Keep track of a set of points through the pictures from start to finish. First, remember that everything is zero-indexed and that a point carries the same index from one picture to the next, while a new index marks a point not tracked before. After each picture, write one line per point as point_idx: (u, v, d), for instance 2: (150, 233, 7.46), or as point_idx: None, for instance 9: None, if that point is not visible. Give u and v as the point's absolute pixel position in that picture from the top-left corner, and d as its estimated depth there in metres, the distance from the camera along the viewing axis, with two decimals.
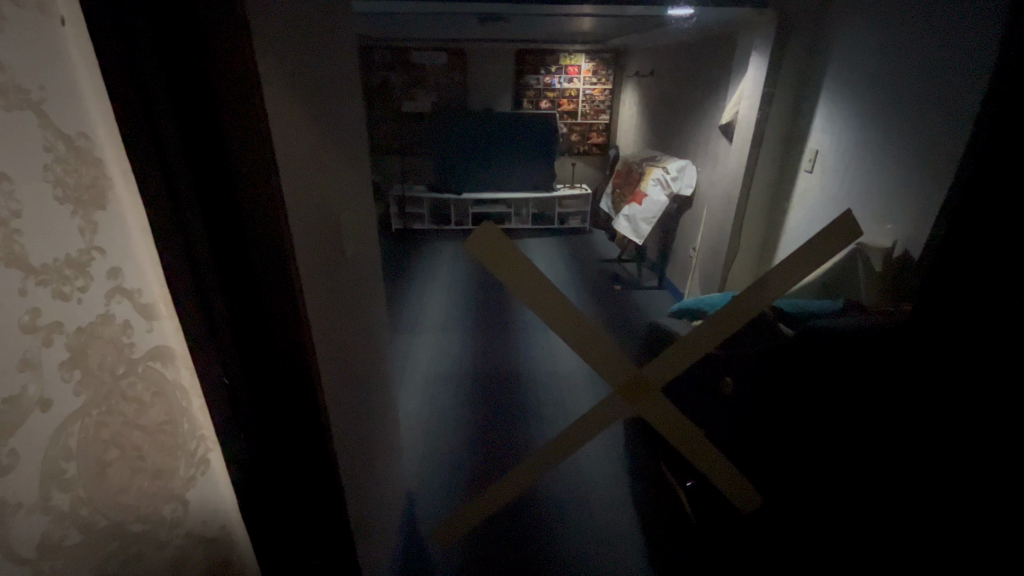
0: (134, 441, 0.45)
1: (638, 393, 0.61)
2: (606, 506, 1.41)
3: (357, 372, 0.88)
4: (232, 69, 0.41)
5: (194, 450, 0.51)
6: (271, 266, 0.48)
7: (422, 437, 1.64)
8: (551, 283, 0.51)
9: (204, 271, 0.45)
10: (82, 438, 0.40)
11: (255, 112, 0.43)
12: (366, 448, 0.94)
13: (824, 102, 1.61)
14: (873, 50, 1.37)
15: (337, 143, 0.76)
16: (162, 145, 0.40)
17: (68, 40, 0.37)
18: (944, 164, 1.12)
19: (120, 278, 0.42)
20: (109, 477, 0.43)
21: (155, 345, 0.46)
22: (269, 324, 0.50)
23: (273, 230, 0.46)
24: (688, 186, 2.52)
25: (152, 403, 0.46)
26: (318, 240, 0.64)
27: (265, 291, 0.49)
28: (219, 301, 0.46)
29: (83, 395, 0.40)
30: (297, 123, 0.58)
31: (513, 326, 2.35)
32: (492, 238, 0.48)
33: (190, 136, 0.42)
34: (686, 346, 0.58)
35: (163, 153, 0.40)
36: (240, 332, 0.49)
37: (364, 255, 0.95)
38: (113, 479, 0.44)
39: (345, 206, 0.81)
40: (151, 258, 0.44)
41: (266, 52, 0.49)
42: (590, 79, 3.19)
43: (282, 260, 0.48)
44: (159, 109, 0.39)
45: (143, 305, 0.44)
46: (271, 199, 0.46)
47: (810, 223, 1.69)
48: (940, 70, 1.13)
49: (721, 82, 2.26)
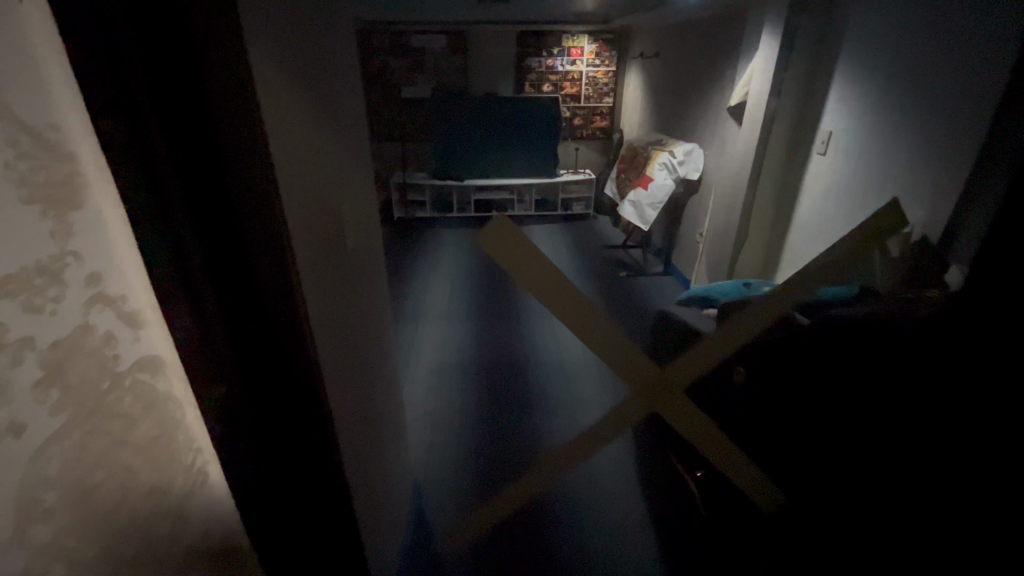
0: (123, 461, 0.40)
1: (659, 396, 0.58)
2: (619, 499, 1.38)
3: (361, 370, 0.85)
4: (226, 76, 0.40)
5: (191, 463, 0.48)
6: (269, 266, 0.48)
7: (428, 431, 1.62)
8: (572, 287, 0.47)
9: (195, 276, 0.44)
10: (63, 462, 0.35)
11: (251, 118, 0.42)
12: (372, 447, 0.91)
13: (842, 83, 1.55)
14: (894, 24, 1.31)
15: (334, 132, 0.72)
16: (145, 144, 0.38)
17: (29, 13, 0.31)
18: (959, 143, 1.08)
19: (101, 284, 0.38)
20: (98, 500, 0.38)
21: (142, 356, 0.42)
22: (267, 323, 0.50)
23: (268, 230, 0.46)
24: (695, 169, 2.45)
25: (142, 417, 0.42)
26: (317, 236, 0.61)
27: (261, 289, 0.49)
28: (213, 296, 0.46)
29: (63, 415, 0.35)
30: (291, 109, 0.53)
31: (519, 315, 2.32)
32: (504, 234, 0.45)
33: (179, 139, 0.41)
34: (711, 345, 0.54)
35: (144, 145, 0.38)
36: (235, 330, 0.49)
37: (366, 245, 0.93)
38: (103, 501, 0.39)
39: (344, 197, 0.77)
40: (136, 263, 0.40)
41: (256, 30, 0.44)
42: (592, 61, 3.33)
43: (280, 260, 0.48)
44: (140, 104, 0.37)
45: (127, 313, 0.40)
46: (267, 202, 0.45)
47: (823, 207, 1.64)
48: (969, 44, 1.07)
49: (725, 63, 2.22)
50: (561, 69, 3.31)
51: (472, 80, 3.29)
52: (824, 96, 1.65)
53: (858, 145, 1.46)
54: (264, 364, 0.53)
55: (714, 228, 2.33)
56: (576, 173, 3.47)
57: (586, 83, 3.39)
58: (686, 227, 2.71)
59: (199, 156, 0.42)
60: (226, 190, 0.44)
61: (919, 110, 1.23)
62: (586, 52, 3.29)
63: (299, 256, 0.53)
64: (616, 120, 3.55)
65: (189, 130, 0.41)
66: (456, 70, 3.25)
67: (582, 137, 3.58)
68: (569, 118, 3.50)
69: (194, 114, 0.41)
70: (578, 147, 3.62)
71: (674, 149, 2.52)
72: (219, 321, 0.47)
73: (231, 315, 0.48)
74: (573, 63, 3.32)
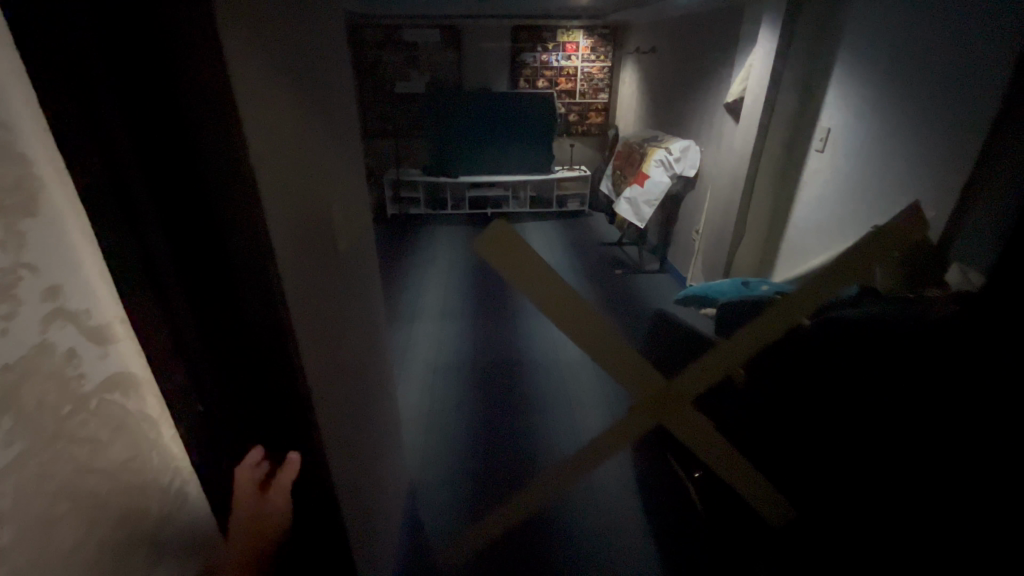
0: (89, 488, 0.38)
1: (667, 407, 0.56)
2: (615, 497, 1.37)
3: (353, 376, 0.82)
4: (202, 85, 0.36)
5: (168, 486, 0.45)
6: (254, 287, 0.44)
7: (423, 431, 1.60)
8: (576, 294, 0.45)
9: (169, 292, 0.41)
10: (18, 497, 0.32)
11: (231, 130, 0.38)
12: (365, 452, 0.88)
13: (840, 79, 1.53)
14: (893, 19, 1.29)
15: (323, 129, 0.68)
16: (111, 152, 0.35)
17: None
18: (958, 142, 1.06)
19: (61, 298, 0.35)
20: (60, 534, 0.36)
21: (112, 372, 0.39)
22: (253, 346, 0.47)
23: (251, 251, 0.42)
24: (693, 165, 2.42)
25: (111, 440, 0.39)
26: (306, 242, 0.58)
27: (247, 312, 0.45)
28: (188, 314, 0.43)
29: (19, 444, 0.32)
30: (278, 108, 0.51)
31: (515, 313, 2.30)
32: (504, 240, 0.42)
33: (152, 150, 0.37)
34: (720, 355, 0.53)
35: (109, 153, 0.35)
36: (215, 348, 0.46)
37: (359, 245, 0.90)
38: (64, 535, 0.36)
39: (336, 197, 0.74)
40: (101, 273, 0.37)
41: (239, 23, 0.41)
42: (587, 57, 3.30)
43: (266, 282, 0.44)
44: (103, 108, 0.34)
45: (93, 328, 0.37)
46: (249, 220, 0.41)
47: (821, 205, 1.62)
48: (971, 41, 1.04)
49: (721, 59, 2.19)
50: (556, 64, 3.27)
51: (466, 76, 3.25)
52: (822, 92, 1.63)
53: (857, 142, 1.44)
54: (248, 376, 0.49)
55: (710, 225, 2.31)
56: (572, 170, 3.45)
57: (581, 78, 3.36)
58: (682, 224, 2.69)
59: (168, 155, 0.38)
60: (207, 207, 0.40)
61: (918, 107, 1.21)
62: (581, 47, 3.26)
63: (288, 273, 0.49)
64: (612, 116, 3.53)
65: (156, 127, 0.37)
66: (450, 66, 3.21)
67: (578, 133, 3.57)
68: (565, 114, 3.47)
69: (164, 110, 0.37)
70: (573, 144, 3.61)
71: (670, 145, 2.49)
72: (196, 339, 0.44)
73: (210, 325, 0.45)
74: (568, 59, 3.29)
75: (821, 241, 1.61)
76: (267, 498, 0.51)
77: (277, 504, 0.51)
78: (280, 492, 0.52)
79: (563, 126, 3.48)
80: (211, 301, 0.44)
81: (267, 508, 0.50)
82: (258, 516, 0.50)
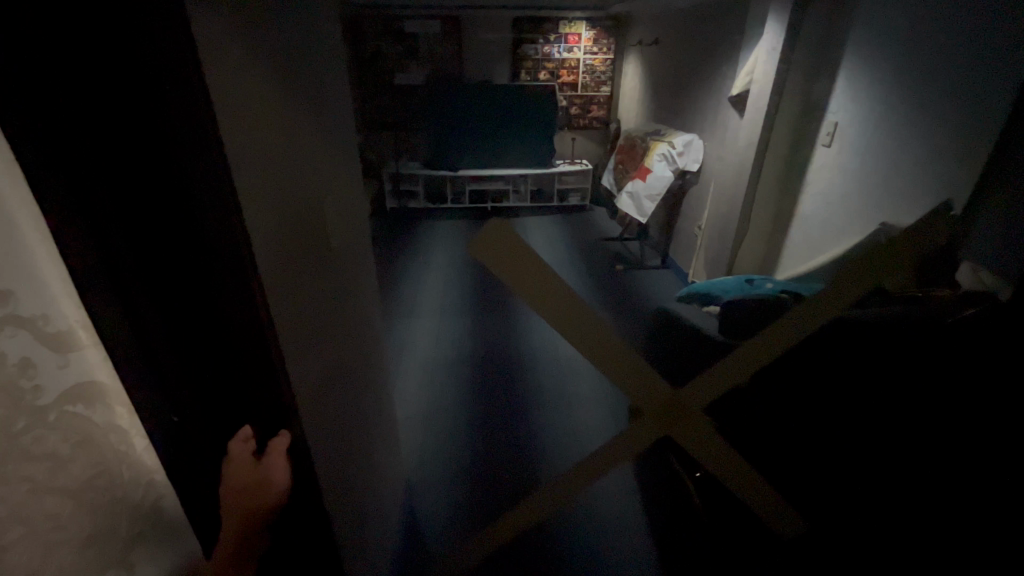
0: (47, 510, 0.37)
1: (674, 418, 0.53)
2: (619, 501, 1.33)
3: (346, 377, 0.79)
4: (175, 92, 0.33)
5: (139, 501, 0.44)
6: (240, 307, 0.40)
7: (420, 428, 1.59)
8: (582, 302, 0.43)
9: (139, 306, 0.38)
10: None
11: (210, 144, 0.35)
12: (358, 452, 0.85)
13: (850, 71, 1.47)
14: (903, 12, 1.25)
15: (313, 114, 0.64)
16: (68, 161, 0.32)
17: None
18: (973, 143, 1.03)
19: (12, 304, 0.33)
20: (9, 561, 0.35)
21: (76, 382, 0.38)
22: (243, 368, 0.44)
23: (234, 266, 0.39)
24: (695, 160, 2.36)
25: (74, 456, 0.38)
26: (292, 234, 0.54)
27: (232, 331, 0.41)
28: (157, 331, 0.40)
29: None
30: (266, 98, 0.48)
31: (514, 310, 2.28)
32: (503, 238, 0.39)
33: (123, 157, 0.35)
34: (731, 367, 0.50)
35: (64, 162, 0.32)
36: (190, 367, 0.43)
37: (353, 241, 0.86)
38: (14, 562, 0.36)
39: (327, 190, 0.71)
40: (60, 275, 0.35)
41: (228, 21, 0.40)
42: (589, 49, 3.23)
43: (251, 301, 0.40)
44: (64, 121, 0.31)
45: (52, 336, 0.36)
46: (225, 237, 0.37)
47: (826, 202, 1.59)
48: (991, 38, 1.00)
49: (726, 51, 2.14)
50: (558, 56, 3.21)
51: (466, 68, 3.20)
52: (828, 86, 1.58)
53: (863, 140, 1.41)
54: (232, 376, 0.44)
55: (711, 221, 2.27)
56: (573, 164, 3.40)
57: (582, 71, 3.31)
58: (685, 220, 2.65)
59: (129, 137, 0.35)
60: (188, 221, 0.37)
61: (927, 106, 1.18)
62: (583, 39, 3.19)
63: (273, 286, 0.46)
64: (614, 109, 3.49)
65: (108, 107, 0.33)
66: (450, 57, 3.15)
67: (579, 125, 3.50)
68: (567, 107, 3.41)
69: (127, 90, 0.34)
70: (575, 137, 3.54)
71: (673, 140, 2.44)
72: (171, 356, 0.41)
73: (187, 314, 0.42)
74: (570, 50, 3.22)
75: (827, 238, 1.58)
76: (263, 469, 0.46)
77: (275, 468, 0.46)
78: (279, 461, 0.47)
79: (564, 119, 3.43)
80: (192, 318, 0.41)
81: (267, 476, 0.46)
82: (258, 485, 0.45)
